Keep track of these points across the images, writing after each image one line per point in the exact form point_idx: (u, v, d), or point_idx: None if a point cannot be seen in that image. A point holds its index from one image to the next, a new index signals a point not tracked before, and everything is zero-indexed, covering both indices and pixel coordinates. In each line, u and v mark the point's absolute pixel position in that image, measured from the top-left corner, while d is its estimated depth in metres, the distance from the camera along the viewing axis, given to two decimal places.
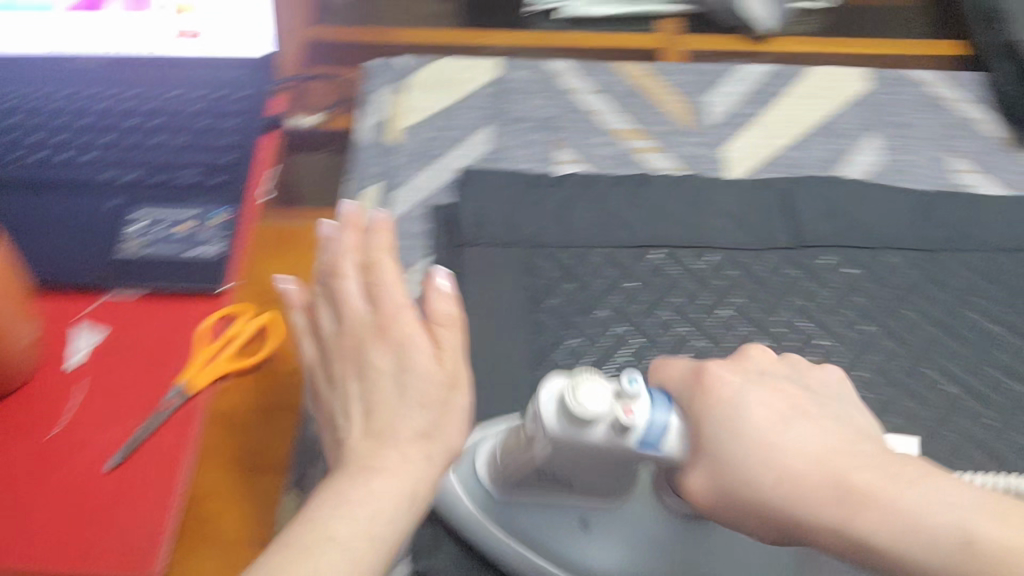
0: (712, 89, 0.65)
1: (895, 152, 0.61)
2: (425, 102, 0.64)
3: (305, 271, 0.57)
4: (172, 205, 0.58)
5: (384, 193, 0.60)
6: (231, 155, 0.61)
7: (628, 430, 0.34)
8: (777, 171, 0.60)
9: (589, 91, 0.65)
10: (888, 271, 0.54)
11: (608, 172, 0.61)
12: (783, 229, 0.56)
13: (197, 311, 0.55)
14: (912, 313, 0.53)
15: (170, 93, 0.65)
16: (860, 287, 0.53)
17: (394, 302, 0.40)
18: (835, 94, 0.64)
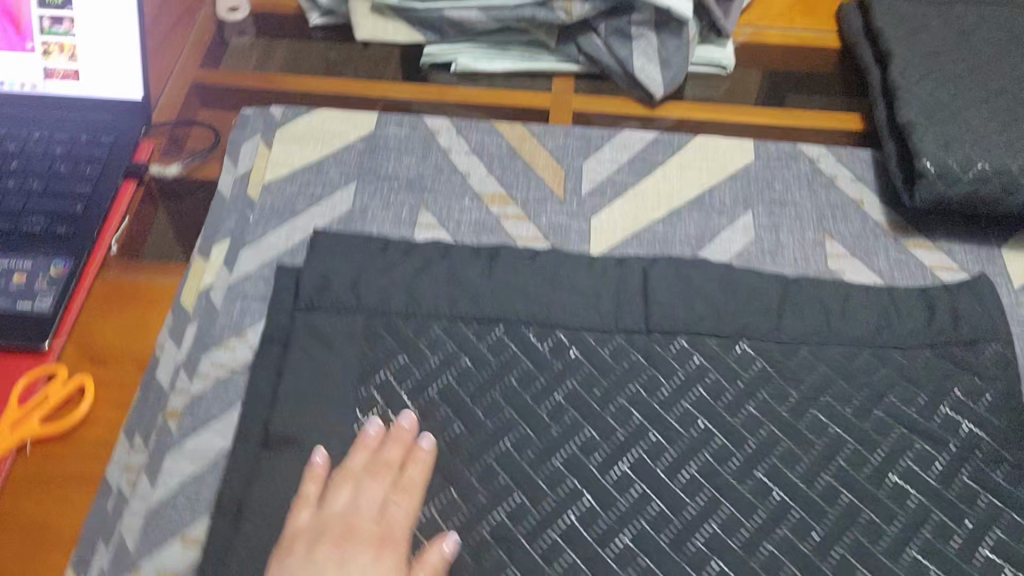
0: (589, 154, 0.63)
1: (768, 231, 0.58)
2: (292, 156, 0.62)
3: (139, 331, 0.55)
4: (10, 254, 0.56)
5: (232, 251, 0.58)
6: (81, 204, 0.59)
7: None
8: (643, 246, 0.58)
9: (465, 150, 0.63)
10: (738, 361, 0.51)
11: (467, 240, 0.58)
12: (635, 307, 0.53)
13: (17, 367, 0.52)
14: (754, 408, 0.49)
15: (32, 134, 0.62)
16: (704, 378, 0.50)
17: (393, 469, 0.47)
18: (716, 167, 0.62)
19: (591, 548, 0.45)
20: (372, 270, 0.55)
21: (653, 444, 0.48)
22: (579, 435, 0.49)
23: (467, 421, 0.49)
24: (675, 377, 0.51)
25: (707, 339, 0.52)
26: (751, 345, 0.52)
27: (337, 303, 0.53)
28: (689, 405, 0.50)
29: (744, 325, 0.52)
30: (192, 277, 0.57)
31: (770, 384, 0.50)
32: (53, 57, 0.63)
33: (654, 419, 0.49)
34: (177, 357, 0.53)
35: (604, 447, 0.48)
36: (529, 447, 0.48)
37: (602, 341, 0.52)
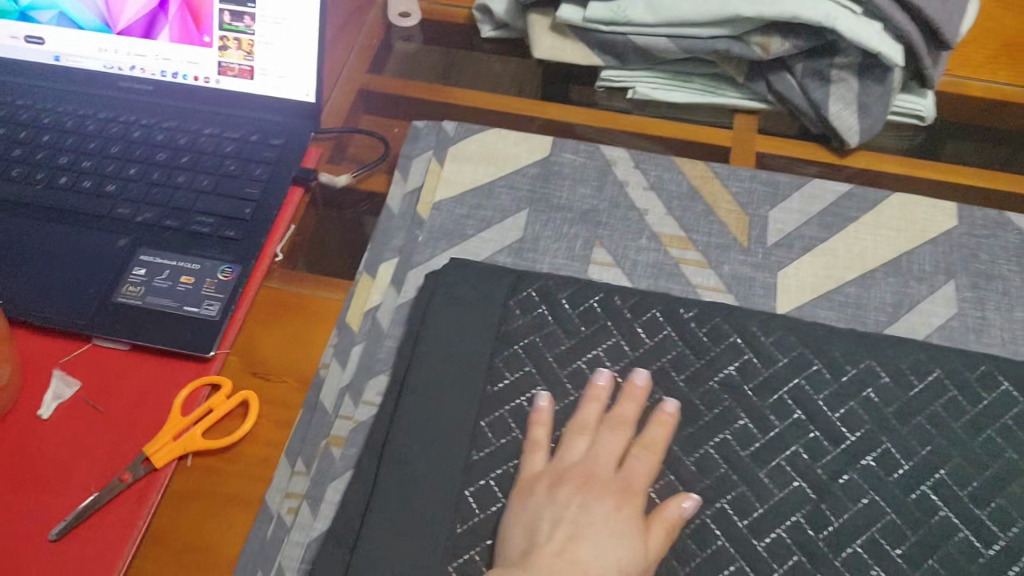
0: (776, 203, 0.59)
1: (971, 306, 0.54)
2: (466, 176, 0.60)
3: (299, 351, 0.53)
4: (179, 255, 0.55)
5: (400, 271, 0.56)
6: (249, 207, 0.57)
7: None
8: (833, 308, 0.54)
9: (644, 186, 0.60)
10: (919, 500, 0.45)
11: (644, 284, 0.55)
12: (820, 406, 0.48)
13: (179, 373, 0.52)
14: (940, 560, 0.43)
15: (204, 130, 0.61)
16: (889, 494, 0.45)
17: None
18: (914, 228, 0.58)
19: None
20: (522, 332, 0.51)
21: (832, 533, 0.44)
22: (749, 553, 0.43)
23: (651, 519, 0.44)
24: (859, 499, 0.45)
25: (894, 454, 0.46)
26: (945, 466, 0.46)
27: (495, 363, 0.50)
28: (876, 533, 0.44)
29: (945, 429, 0.47)
30: (358, 293, 0.55)
31: (965, 517, 0.45)
32: (229, 53, 0.61)
33: (834, 545, 0.44)
34: (341, 380, 0.51)
35: (777, 568, 0.43)
36: (692, 559, 0.43)
37: (782, 432, 0.47)
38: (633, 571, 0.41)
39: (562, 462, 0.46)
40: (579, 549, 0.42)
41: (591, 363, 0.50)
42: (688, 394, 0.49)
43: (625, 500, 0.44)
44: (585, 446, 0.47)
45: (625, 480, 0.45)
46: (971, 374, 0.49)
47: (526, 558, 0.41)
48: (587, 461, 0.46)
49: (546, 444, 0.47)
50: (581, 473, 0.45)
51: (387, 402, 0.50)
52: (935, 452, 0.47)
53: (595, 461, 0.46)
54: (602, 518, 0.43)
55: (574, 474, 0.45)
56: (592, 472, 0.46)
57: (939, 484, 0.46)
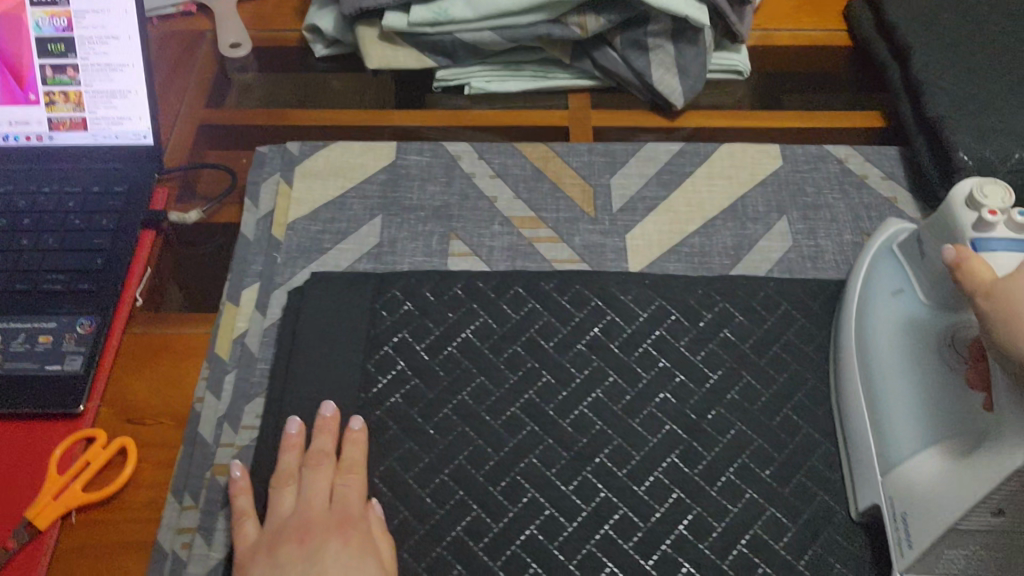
0: (615, 171, 0.62)
1: (805, 237, 0.58)
2: (314, 193, 0.61)
3: (173, 386, 0.52)
4: (33, 316, 0.54)
5: (262, 296, 0.56)
6: (101, 257, 0.57)
7: None
8: (682, 261, 0.57)
9: (489, 174, 0.62)
10: (782, 421, 0.50)
11: (502, 267, 0.57)
12: (683, 352, 0.52)
13: (53, 434, 0.50)
14: (804, 476, 0.48)
15: (43, 189, 0.60)
16: (749, 422, 0.50)
17: None
18: (745, 173, 0.61)
19: (632, 559, 0.45)
20: (393, 332, 0.53)
21: (705, 467, 0.48)
22: (631, 499, 0.47)
23: (539, 483, 0.47)
24: (726, 431, 0.50)
25: (754, 385, 0.51)
26: (802, 389, 0.51)
27: (369, 367, 0.51)
28: (746, 459, 0.49)
29: (797, 357, 0.52)
30: (224, 321, 0.55)
31: (824, 431, 0.50)
32: (57, 107, 0.60)
33: (708, 477, 0.48)
34: (219, 409, 0.51)
35: (659, 508, 0.47)
36: (578, 514, 0.46)
37: (650, 383, 0.51)
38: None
39: (270, 521, 0.45)
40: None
41: (462, 347, 0.52)
42: (559, 358, 0.52)
43: (351, 533, 0.43)
44: (293, 493, 0.46)
45: (343, 512, 0.45)
46: (813, 300, 0.54)
47: None
48: (300, 510, 0.45)
49: (254, 513, 0.46)
50: (298, 521, 0.44)
51: (268, 423, 0.50)
52: (791, 379, 0.52)
53: (307, 505, 0.45)
54: (336, 556, 0.42)
55: (294, 526, 0.44)
56: (306, 517, 0.44)
57: (799, 407, 0.51)
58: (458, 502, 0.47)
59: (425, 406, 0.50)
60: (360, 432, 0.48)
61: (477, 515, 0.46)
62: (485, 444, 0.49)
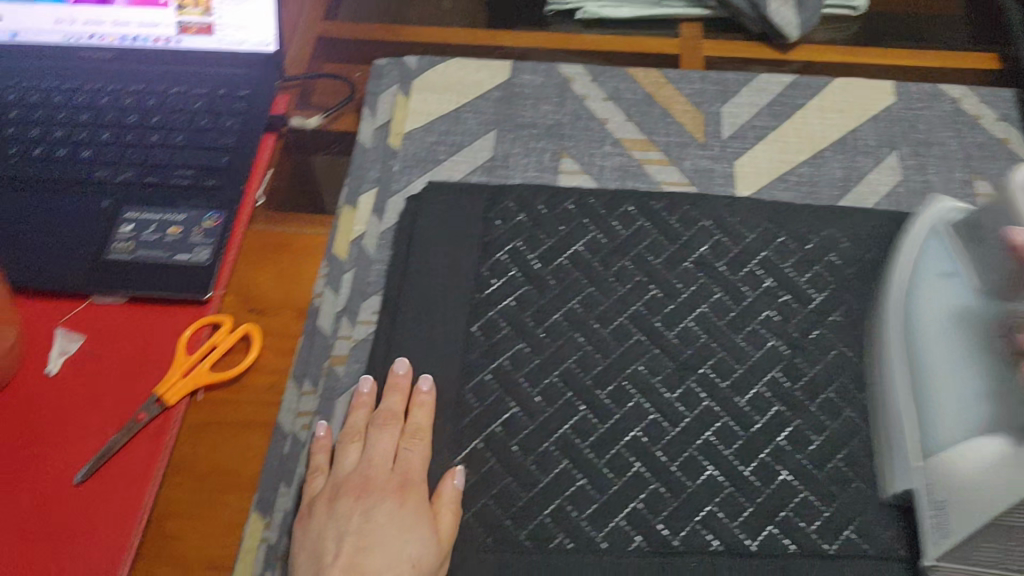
0: (726, 99, 0.62)
1: (915, 172, 0.58)
2: (431, 106, 0.62)
3: (294, 281, 0.55)
4: (163, 208, 0.57)
5: (380, 199, 0.58)
6: (227, 157, 0.59)
7: None
8: (791, 189, 0.58)
9: (602, 97, 0.63)
10: None
11: (612, 186, 0.58)
12: (789, 274, 0.54)
13: (181, 319, 0.53)
14: None
15: (171, 89, 0.63)
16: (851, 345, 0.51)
17: None
18: (858, 107, 0.61)
19: (731, 464, 0.47)
20: (506, 235, 0.55)
21: (807, 384, 0.50)
22: (734, 409, 0.49)
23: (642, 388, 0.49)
24: (828, 351, 0.51)
25: (855, 310, 0.52)
26: None
27: (481, 271, 0.53)
28: (844, 380, 0.50)
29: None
30: (342, 225, 0.57)
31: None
32: (185, 12, 0.61)
33: (809, 392, 0.49)
34: (337, 304, 0.54)
35: (758, 419, 0.48)
36: (681, 420, 0.48)
37: (755, 301, 0.53)
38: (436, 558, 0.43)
39: (338, 473, 0.46)
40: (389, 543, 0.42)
41: (574, 259, 0.54)
42: (666, 274, 0.54)
43: (407, 495, 0.44)
44: (359, 450, 0.47)
45: (403, 474, 0.45)
46: None
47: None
48: (361, 466, 0.46)
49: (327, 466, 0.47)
50: (359, 477, 0.45)
51: (385, 318, 0.52)
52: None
53: (371, 462, 0.46)
54: (390, 513, 0.43)
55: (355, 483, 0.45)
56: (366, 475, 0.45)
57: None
58: (565, 403, 0.49)
59: (535, 311, 0.52)
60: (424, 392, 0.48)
61: (584, 416, 0.48)
62: (594, 349, 0.51)
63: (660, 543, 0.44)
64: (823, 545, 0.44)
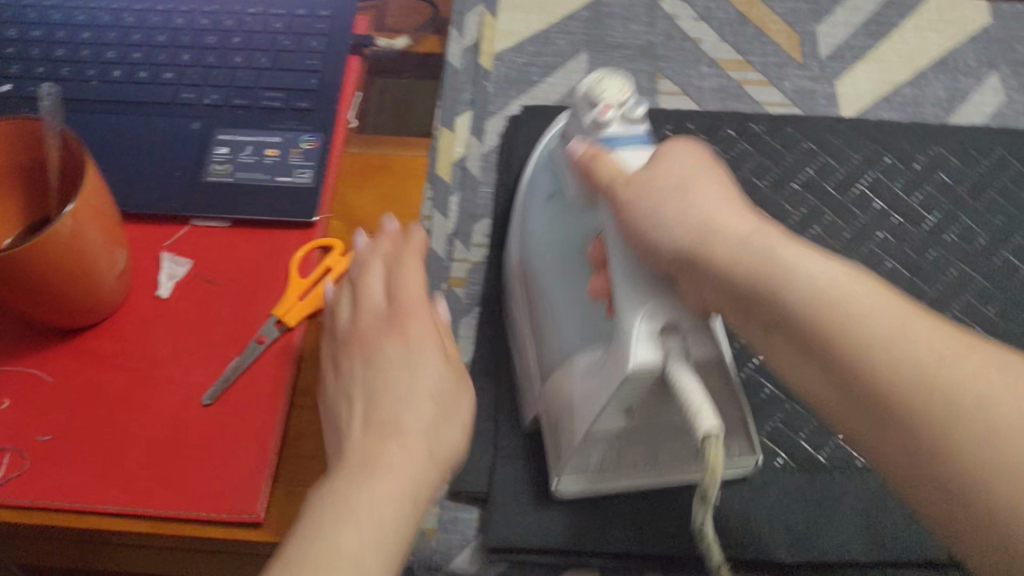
0: (820, 19, 0.61)
1: (1017, 92, 0.58)
2: (520, 25, 0.61)
3: (397, 203, 0.53)
4: (257, 130, 0.55)
5: (478, 122, 0.57)
6: (316, 78, 0.57)
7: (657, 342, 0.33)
8: (895, 109, 0.57)
9: (693, 18, 0.62)
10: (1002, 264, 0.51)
11: (713, 107, 0.57)
12: (898, 194, 0.53)
13: (289, 242, 0.52)
14: None
15: (248, 10, 0.60)
16: (973, 264, 0.51)
17: None
18: (955, 26, 0.60)
19: None
20: None
21: (931, 300, 0.50)
22: None
23: None
24: (949, 271, 0.51)
25: (972, 228, 0.52)
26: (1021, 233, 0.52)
27: None
28: (969, 297, 0.50)
29: (1015, 202, 0.53)
30: (441, 147, 0.56)
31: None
32: None
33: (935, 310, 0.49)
34: (447, 228, 0.53)
35: None
36: None
37: (869, 222, 0.52)
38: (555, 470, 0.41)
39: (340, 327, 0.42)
40: (367, 504, 0.33)
41: None
42: (777, 198, 0.53)
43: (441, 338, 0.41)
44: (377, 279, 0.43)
45: (399, 304, 0.42)
46: None
47: (338, 458, 0.36)
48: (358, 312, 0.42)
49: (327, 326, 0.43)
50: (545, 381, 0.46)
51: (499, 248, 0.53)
52: (1009, 223, 0.52)
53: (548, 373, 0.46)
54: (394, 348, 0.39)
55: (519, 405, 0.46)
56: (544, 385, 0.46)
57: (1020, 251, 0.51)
58: None
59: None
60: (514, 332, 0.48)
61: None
62: None
63: (807, 459, 0.46)
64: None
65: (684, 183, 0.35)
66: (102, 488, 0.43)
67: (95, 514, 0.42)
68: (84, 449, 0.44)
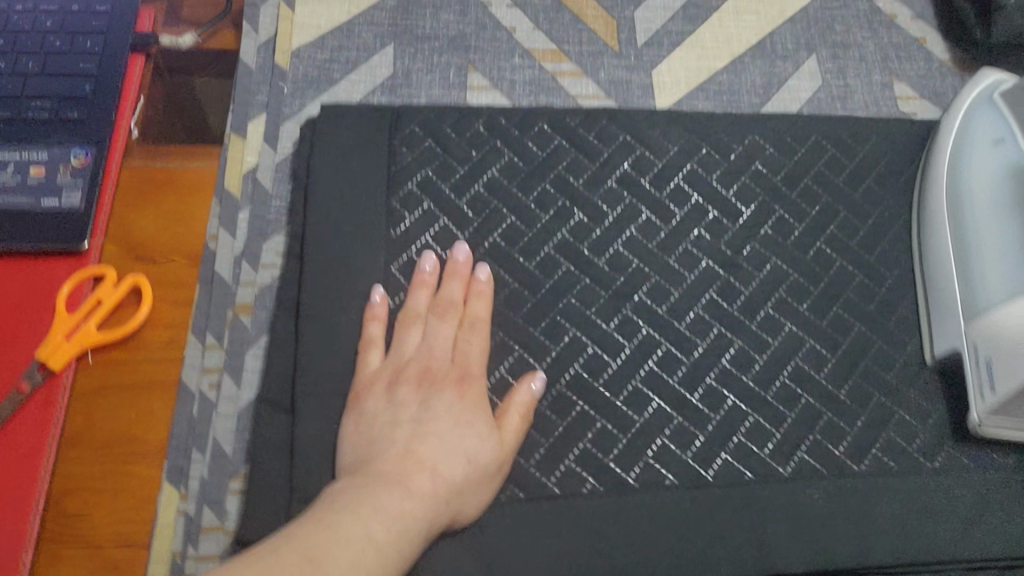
0: (638, 3, 0.58)
1: (835, 77, 0.56)
2: (319, 18, 0.56)
3: (179, 223, 0.50)
4: (20, 146, 0.49)
5: (271, 126, 0.52)
6: (89, 83, 0.52)
7: None
8: (712, 100, 0.55)
9: (506, 4, 0.58)
10: (816, 256, 0.49)
11: (525, 102, 0.54)
12: (715, 187, 0.51)
13: (57, 272, 0.47)
14: (842, 307, 0.48)
15: (14, 6, 0.54)
16: (789, 261, 0.49)
17: None
18: (773, 9, 0.59)
19: (676, 393, 0.45)
20: (414, 161, 0.50)
21: (743, 303, 0.48)
22: (674, 334, 0.46)
23: (581, 324, 0.46)
24: (763, 266, 0.49)
25: (788, 219, 0.50)
26: (834, 222, 0.50)
27: (392, 204, 0.48)
28: (783, 294, 0.48)
29: (830, 189, 0.51)
30: (231, 155, 0.52)
31: (857, 263, 0.49)
32: None
33: (747, 312, 0.47)
34: (235, 247, 0.49)
35: (700, 343, 0.46)
36: (620, 352, 0.46)
37: (685, 220, 0.50)
38: (438, 507, 0.38)
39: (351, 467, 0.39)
40: None
41: (489, 187, 0.50)
42: (591, 197, 0.50)
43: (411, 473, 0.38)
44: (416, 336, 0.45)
45: (408, 451, 0.39)
46: (845, 134, 0.53)
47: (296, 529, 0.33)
48: (422, 355, 0.44)
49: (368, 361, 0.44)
50: (419, 365, 0.44)
51: (291, 263, 0.47)
52: (823, 213, 0.51)
53: (429, 353, 0.44)
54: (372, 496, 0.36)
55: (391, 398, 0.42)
56: (427, 366, 0.44)
57: (831, 240, 0.50)
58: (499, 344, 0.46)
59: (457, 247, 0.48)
60: (383, 307, 0.45)
61: (520, 356, 0.46)
62: (521, 285, 0.47)
63: (615, 483, 0.43)
64: (776, 467, 0.44)
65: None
66: None
67: None
68: None
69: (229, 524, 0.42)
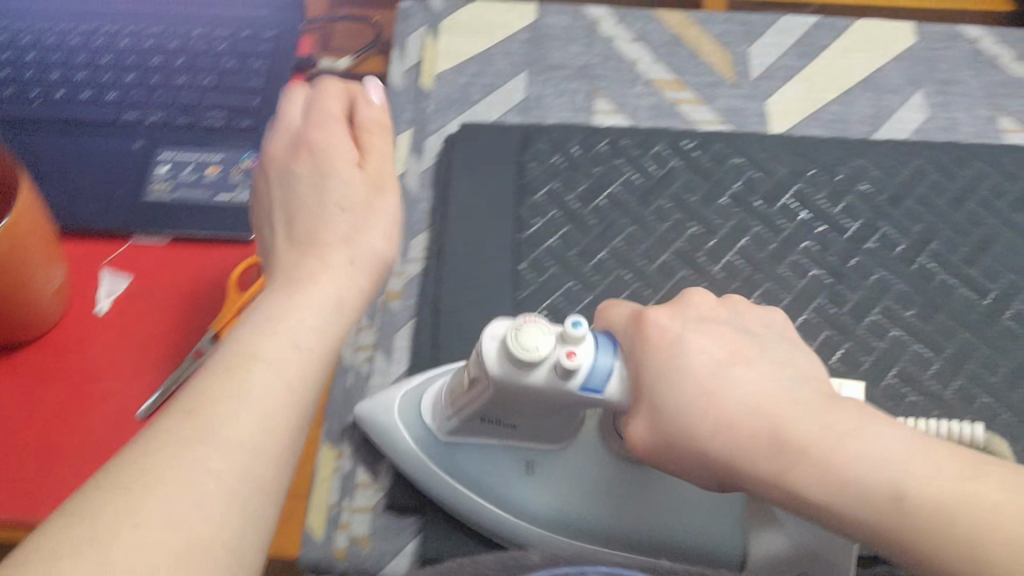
0: (752, 40, 0.63)
1: (941, 110, 0.60)
2: (462, 47, 0.62)
3: None
4: (198, 149, 0.55)
5: (418, 139, 0.58)
6: (258, 98, 0.58)
7: (572, 372, 0.35)
8: (822, 127, 0.59)
9: (629, 38, 0.63)
10: (919, 269, 0.52)
11: (647, 125, 0.59)
12: (824, 206, 0.54)
13: (227, 259, 0.53)
14: (944, 315, 0.50)
15: (192, 31, 0.60)
16: (894, 271, 0.52)
17: None
18: (880, 48, 0.63)
19: None
20: (543, 172, 0.55)
21: (853, 304, 0.51)
22: None
23: None
24: (869, 275, 0.52)
25: (891, 235, 0.53)
26: (935, 240, 0.53)
27: (521, 213, 0.54)
28: (889, 303, 0.51)
29: (931, 210, 0.54)
30: None
31: (957, 276, 0.52)
32: None
33: (855, 314, 0.51)
34: None
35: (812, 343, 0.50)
36: None
37: (793, 233, 0.53)
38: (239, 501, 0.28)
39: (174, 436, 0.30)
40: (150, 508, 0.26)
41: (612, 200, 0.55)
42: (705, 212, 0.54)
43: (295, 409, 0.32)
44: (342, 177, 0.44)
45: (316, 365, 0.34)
46: (948, 161, 0.56)
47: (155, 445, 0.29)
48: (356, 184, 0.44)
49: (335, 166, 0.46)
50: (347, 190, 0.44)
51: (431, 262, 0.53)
52: (926, 230, 0.54)
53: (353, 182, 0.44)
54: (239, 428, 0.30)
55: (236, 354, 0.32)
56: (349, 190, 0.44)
57: (934, 254, 0.53)
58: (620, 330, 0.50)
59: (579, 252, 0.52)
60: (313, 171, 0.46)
61: None
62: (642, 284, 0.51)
63: None
64: None
65: (723, 394, 0.34)
66: (36, 501, 0.43)
67: (25, 526, 0.43)
68: (18, 459, 0.44)
69: (379, 482, 0.46)
